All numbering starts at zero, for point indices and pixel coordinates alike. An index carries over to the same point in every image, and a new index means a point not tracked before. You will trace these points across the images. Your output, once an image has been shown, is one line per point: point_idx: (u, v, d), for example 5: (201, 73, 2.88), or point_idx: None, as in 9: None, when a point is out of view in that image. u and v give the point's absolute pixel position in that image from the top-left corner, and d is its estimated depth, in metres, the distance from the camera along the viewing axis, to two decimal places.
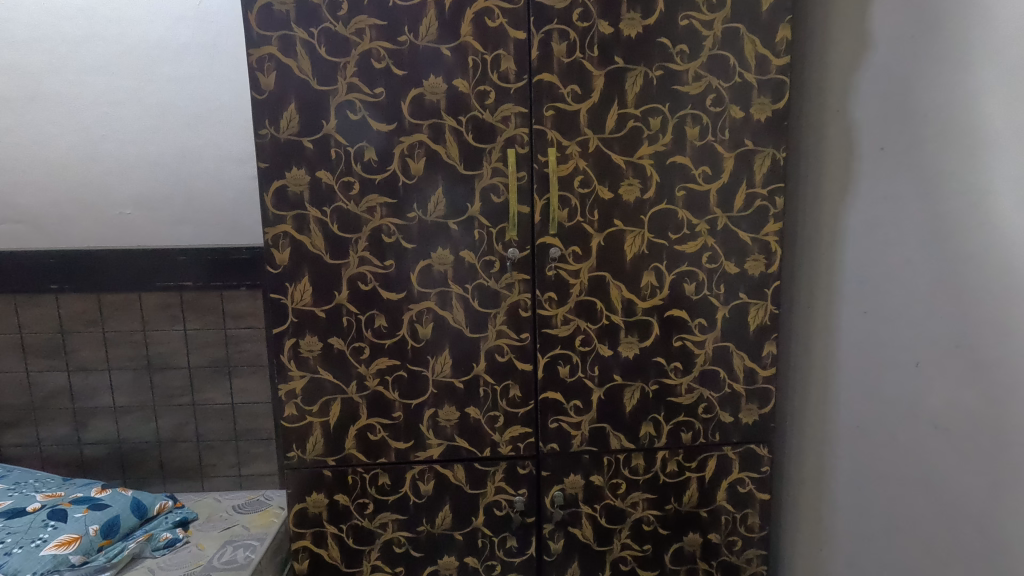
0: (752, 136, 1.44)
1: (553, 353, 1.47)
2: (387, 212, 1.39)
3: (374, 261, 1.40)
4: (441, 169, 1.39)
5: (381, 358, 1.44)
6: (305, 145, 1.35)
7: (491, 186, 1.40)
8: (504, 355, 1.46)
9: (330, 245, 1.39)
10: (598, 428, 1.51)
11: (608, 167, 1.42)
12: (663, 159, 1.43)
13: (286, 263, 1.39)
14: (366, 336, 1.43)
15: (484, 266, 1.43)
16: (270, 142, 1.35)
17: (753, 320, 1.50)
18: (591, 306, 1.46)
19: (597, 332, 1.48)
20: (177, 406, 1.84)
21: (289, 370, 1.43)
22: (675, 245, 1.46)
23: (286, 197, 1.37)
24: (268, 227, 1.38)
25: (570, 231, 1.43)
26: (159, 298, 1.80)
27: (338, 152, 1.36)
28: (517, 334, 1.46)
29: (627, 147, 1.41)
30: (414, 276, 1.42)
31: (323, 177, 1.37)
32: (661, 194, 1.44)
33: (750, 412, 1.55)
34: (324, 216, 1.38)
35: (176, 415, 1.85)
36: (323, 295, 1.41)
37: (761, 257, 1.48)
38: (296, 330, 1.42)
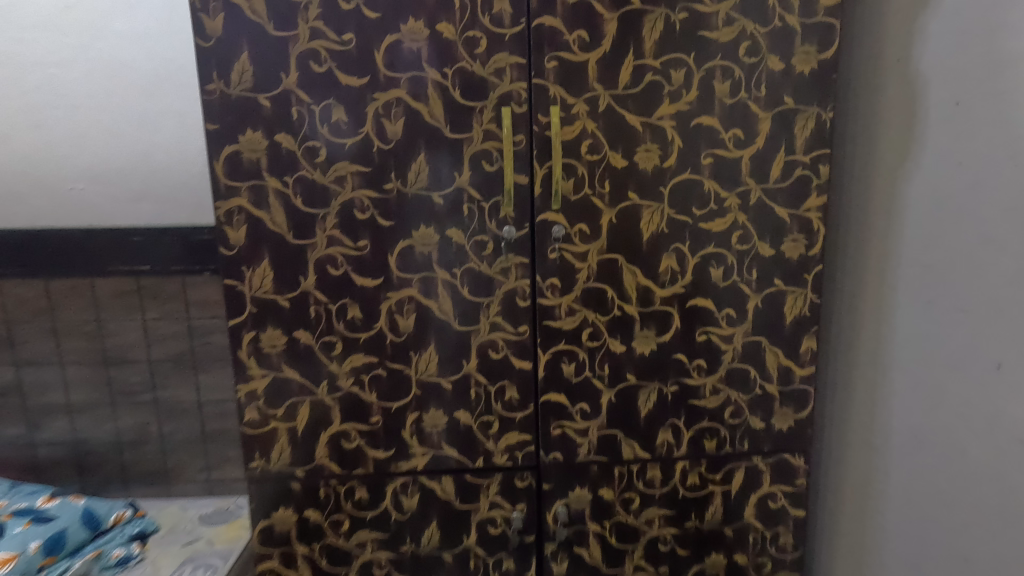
0: (794, 92, 1.20)
1: (556, 349, 1.27)
2: (359, 182, 1.18)
3: (346, 242, 1.20)
4: (423, 131, 1.17)
5: (356, 355, 1.24)
6: (262, 103, 1.14)
7: (483, 152, 1.18)
8: (499, 352, 1.26)
9: (293, 222, 1.18)
10: (608, 435, 1.31)
11: (622, 129, 1.19)
12: (687, 120, 1.20)
13: (242, 243, 1.18)
14: (337, 329, 1.22)
15: (475, 247, 1.22)
16: (220, 100, 1.13)
17: (790, 311, 1.29)
18: (600, 295, 1.25)
19: (607, 325, 1.27)
20: (137, 405, 1.65)
21: (249, 368, 1.23)
22: (700, 223, 1.24)
23: (240, 165, 1.16)
24: (218, 201, 1.17)
25: (576, 205, 1.22)
26: (113, 284, 1.59)
27: (301, 112, 1.15)
28: (514, 327, 1.25)
29: (644, 106, 1.19)
30: (393, 258, 1.21)
31: (283, 142, 1.16)
32: (684, 162, 1.22)
33: (783, 417, 1.34)
34: (286, 188, 1.17)
35: (137, 415, 1.65)
36: (287, 282, 1.20)
37: (801, 236, 1.26)
38: (256, 322, 1.21)
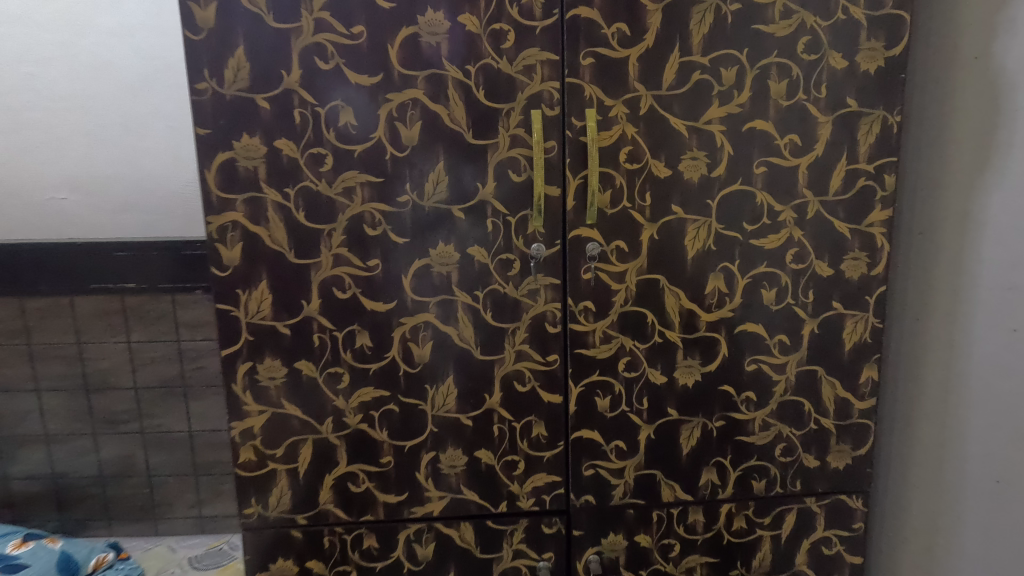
0: (857, 93, 1.07)
1: (590, 380, 1.13)
2: (370, 194, 1.04)
3: (354, 261, 1.06)
4: (442, 137, 1.04)
5: (365, 388, 1.10)
6: (260, 105, 1.00)
7: (510, 160, 1.05)
8: (526, 384, 1.12)
9: (295, 239, 1.04)
10: (645, 476, 1.18)
11: (665, 135, 1.06)
12: (738, 124, 1.07)
13: (237, 262, 1.04)
14: (344, 359, 1.09)
15: (500, 267, 1.08)
16: (211, 101, 0.99)
17: (849, 337, 1.16)
18: (639, 320, 1.12)
19: (646, 354, 1.13)
20: (123, 435, 1.50)
21: (244, 404, 1.09)
22: (751, 240, 1.11)
23: (235, 175, 1.02)
24: (210, 215, 1.03)
25: (613, 220, 1.08)
26: (95, 303, 1.45)
27: (304, 115, 1.01)
28: (542, 356, 1.12)
29: (690, 108, 1.06)
30: (407, 279, 1.07)
31: (284, 148, 1.02)
32: (734, 171, 1.08)
33: (840, 455, 1.20)
34: (286, 201, 1.03)
35: (122, 446, 1.51)
36: (288, 306, 1.06)
37: (863, 254, 1.13)
38: (253, 352, 1.07)
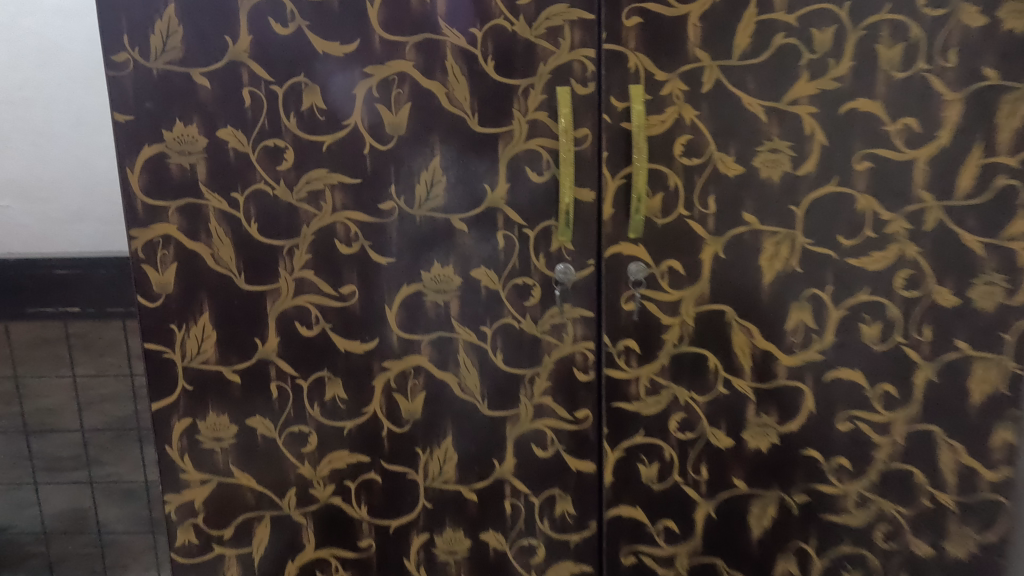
0: (1000, 59, 0.78)
1: (631, 443, 0.87)
2: (344, 199, 0.79)
3: (323, 288, 0.81)
4: (438, 123, 0.78)
5: (339, 453, 0.85)
6: (197, 82, 0.76)
7: (528, 154, 0.79)
8: (548, 447, 0.86)
9: (245, 259, 0.80)
10: (702, 565, 0.90)
11: (735, 119, 0.79)
12: (835, 105, 0.79)
13: (171, 290, 0.80)
14: (311, 415, 0.84)
15: (514, 295, 0.82)
16: (134, 77, 0.75)
17: (979, 388, 0.86)
18: (697, 365, 0.85)
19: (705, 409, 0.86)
20: (70, 486, 1.27)
21: (182, 471, 0.84)
22: (848, 259, 0.83)
23: (165, 175, 0.77)
24: (133, 228, 0.78)
25: (664, 233, 0.82)
26: (33, 331, 1.21)
27: (254, 94, 0.76)
28: (569, 412, 0.85)
29: (769, 83, 0.79)
30: (392, 312, 0.82)
31: (229, 139, 0.77)
32: (828, 167, 0.81)
33: (961, 541, 0.90)
34: (233, 209, 0.78)
35: (68, 499, 1.28)
36: (236, 346, 0.81)
37: (1001, 278, 0.83)
38: (193, 405, 0.82)
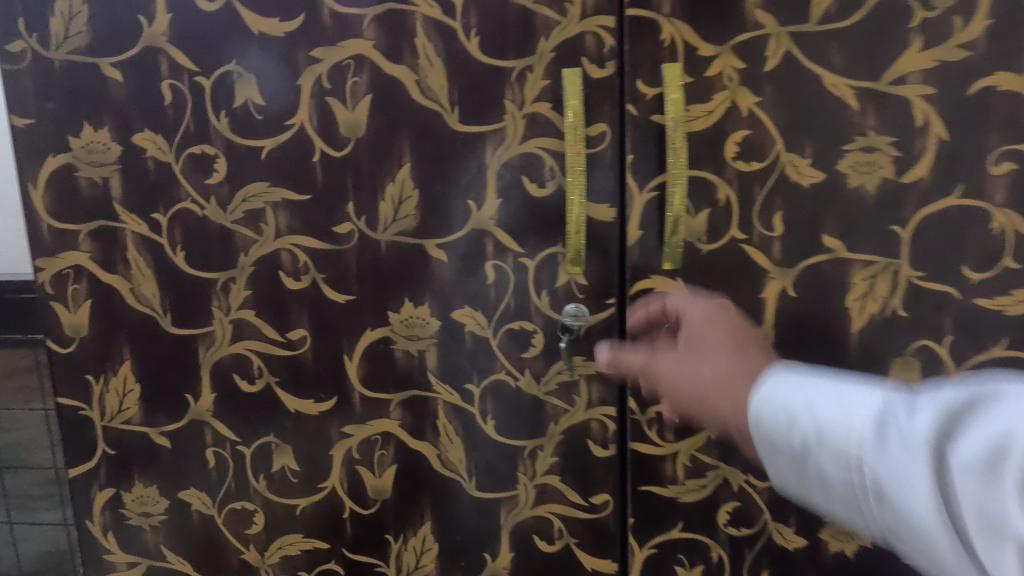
0: None
1: (666, 540, 0.66)
2: (290, 221, 0.62)
3: (267, 333, 0.64)
4: (406, 120, 0.60)
5: (291, 537, 0.68)
6: (106, 75, 0.60)
7: (525, 159, 0.59)
8: (555, 541, 0.66)
9: (172, 295, 0.64)
10: None
11: (813, 107, 0.57)
12: (961, 83, 0.55)
13: (86, 333, 0.65)
14: (255, 490, 0.67)
15: (509, 344, 0.63)
16: (33, 72, 0.60)
17: None
18: (721, 322, 0.54)
19: (725, 347, 0.51)
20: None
21: (106, 552, 0.69)
22: (976, 299, 0.59)
23: (74, 192, 0.62)
24: (38, 257, 0.63)
25: (711, 264, 0.60)
26: None
27: (176, 89, 0.60)
28: (583, 497, 0.65)
29: (863, 55, 0.56)
30: (354, 364, 0.64)
31: (147, 146, 0.61)
32: (950, 171, 0.57)
33: None
34: (156, 234, 0.63)
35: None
36: (164, 403, 0.66)
37: None
38: (116, 474, 0.67)
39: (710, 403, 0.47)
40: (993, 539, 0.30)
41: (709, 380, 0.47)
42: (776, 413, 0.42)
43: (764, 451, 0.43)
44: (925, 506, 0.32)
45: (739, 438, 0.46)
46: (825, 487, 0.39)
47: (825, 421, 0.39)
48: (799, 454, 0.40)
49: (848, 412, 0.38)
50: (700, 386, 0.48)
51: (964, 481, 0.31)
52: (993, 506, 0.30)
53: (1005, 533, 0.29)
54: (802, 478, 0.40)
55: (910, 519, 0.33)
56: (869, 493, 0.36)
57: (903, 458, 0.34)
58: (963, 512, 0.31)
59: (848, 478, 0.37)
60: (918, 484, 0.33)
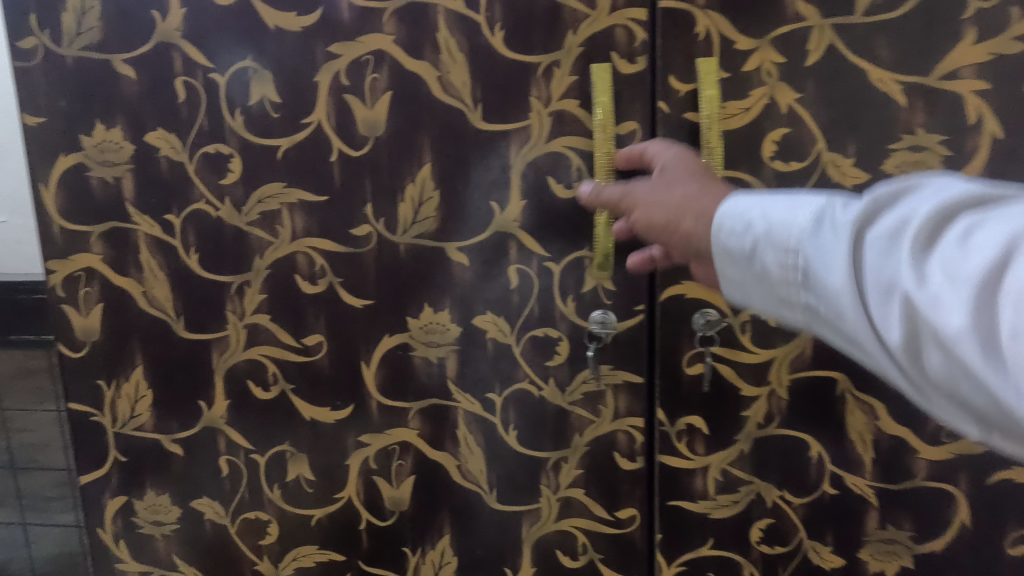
0: None
1: (696, 557, 0.63)
2: (306, 223, 0.60)
3: (282, 338, 0.62)
4: (427, 118, 0.57)
5: (305, 548, 0.66)
6: (119, 72, 0.58)
7: (551, 158, 0.57)
8: (579, 557, 0.63)
9: (185, 299, 0.62)
10: None
11: (857, 103, 0.54)
12: (1018, 77, 0.52)
13: (98, 337, 0.63)
14: (269, 499, 0.65)
15: (532, 352, 0.60)
16: (45, 69, 0.59)
17: None
18: (682, 163, 0.48)
19: (690, 178, 0.46)
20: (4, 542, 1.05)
21: (118, 561, 0.68)
22: None
23: (85, 193, 0.61)
24: (50, 259, 0.62)
25: None
26: None
27: (190, 86, 0.58)
28: (609, 511, 0.62)
29: (912, 48, 0.52)
30: (371, 371, 0.62)
31: (160, 145, 0.59)
32: (1004, 172, 0.53)
33: None
34: (169, 236, 0.61)
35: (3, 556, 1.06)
36: (177, 409, 0.64)
37: None
38: (128, 481, 0.66)
39: (675, 223, 0.43)
40: (887, 299, 0.31)
41: (677, 196, 0.43)
42: (730, 225, 0.39)
43: (713, 260, 0.40)
44: (838, 278, 0.33)
45: (692, 255, 0.44)
46: (752, 282, 0.38)
47: (767, 216, 0.37)
48: (738, 253, 0.38)
49: (786, 206, 0.36)
50: (666, 202, 0.44)
51: (877, 252, 0.31)
52: (894, 271, 0.31)
53: (899, 293, 0.30)
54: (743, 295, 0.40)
55: (824, 294, 0.34)
56: (791, 275, 0.36)
57: (828, 240, 0.33)
58: (869, 277, 0.32)
59: (775, 266, 0.36)
60: (838, 257, 0.33)
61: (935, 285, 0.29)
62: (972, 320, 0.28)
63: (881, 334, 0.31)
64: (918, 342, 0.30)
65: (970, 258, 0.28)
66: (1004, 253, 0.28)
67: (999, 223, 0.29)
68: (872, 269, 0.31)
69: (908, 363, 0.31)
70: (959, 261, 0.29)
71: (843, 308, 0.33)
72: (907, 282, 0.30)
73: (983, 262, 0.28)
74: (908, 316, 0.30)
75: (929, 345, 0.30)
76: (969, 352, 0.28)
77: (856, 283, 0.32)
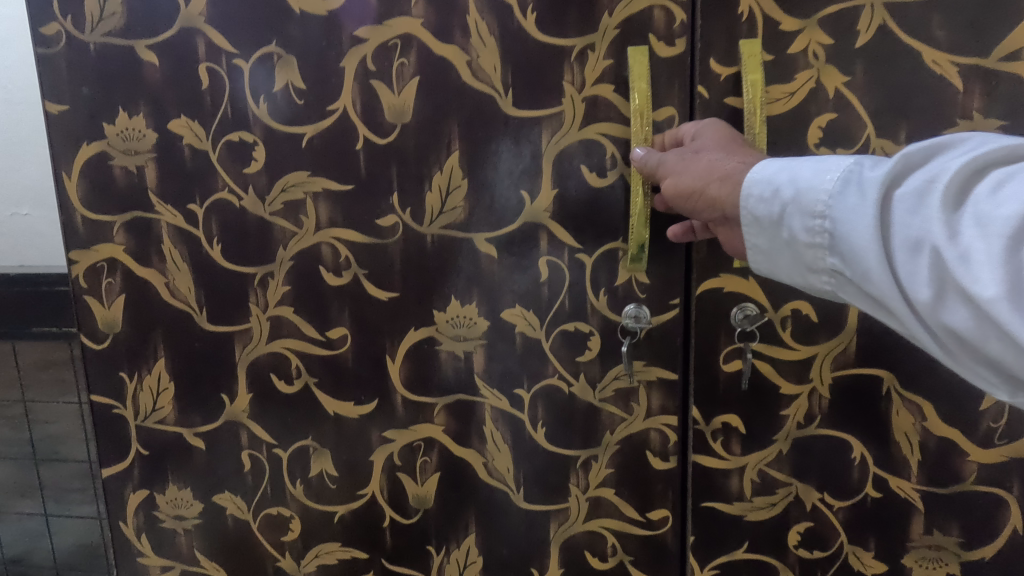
0: None
1: (730, 561, 0.60)
2: (331, 213, 0.58)
3: (306, 331, 0.61)
4: (456, 104, 0.55)
5: (327, 545, 0.65)
6: (142, 58, 0.57)
7: (584, 146, 0.55)
8: (608, 558, 0.61)
9: (207, 290, 0.61)
10: None
11: (910, 86, 0.51)
12: None
13: (119, 328, 0.62)
14: (292, 495, 0.64)
15: (562, 346, 0.58)
16: (67, 56, 0.58)
17: None
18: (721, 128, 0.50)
19: (724, 143, 0.48)
20: (27, 532, 1.06)
21: (139, 555, 0.67)
22: None
23: (108, 182, 0.60)
24: (73, 250, 0.61)
25: None
26: None
27: (214, 72, 0.57)
28: (640, 512, 0.60)
29: (971, 27, 0.49)
30: (396, 365, 0.60)
31: (183, 133, 0.58)
32: None
33: None
34: (192, 226, 0.60)
35: (25, 547, 1.07)
36: (199, 402, 0.63)
37: None
38: (150, 474, 0.65)
39: (701, 189, 0.46)
40: (914, 255, 0.34)
41: (704, 163, 0.46)
42: (764, 191, 0.41)
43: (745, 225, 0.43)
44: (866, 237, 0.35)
45: (719, 219, 0.47)
46: (787, 242, 0.41)
47: (800, 181, 0.39)
48: (774, 217, 0.41)
49: (819, 170, 0.39)
50: (695, 169, 0.47)
51: (904, 209, 0.34)
52: (921, 226, 0.33)
53: (925, 245, 0.33)
54: (774, 258, 0.43)
55: (853, 251, 0.37)
56: (823, 236, 0.38)
57: (857, 201, 0.36)
58: (896, 235, 0.35)
59: (808, 228, 0.39)
60: (866, 216, 0.35)
61: (960, 237, 0.32)
62: (994, 269, 0.31)
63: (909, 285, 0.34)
64: (944, 291, 0.33)
65: (991, 209, 0.31)
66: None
67: (1021, 179, 0.32)
68: (899, 226, 0.34)
69: (932, 309, 0.34)
70: (980, 216, 0.32)
71: (872, 263, 0.36)
72: (932, 235, 0.33)
73: (1006, 213, 0.31)
74: (934, 267, 0.33)
75: (953, 292, 0.33)
76: (997, 307, 0.30)
77: (885, 238, 0.35)
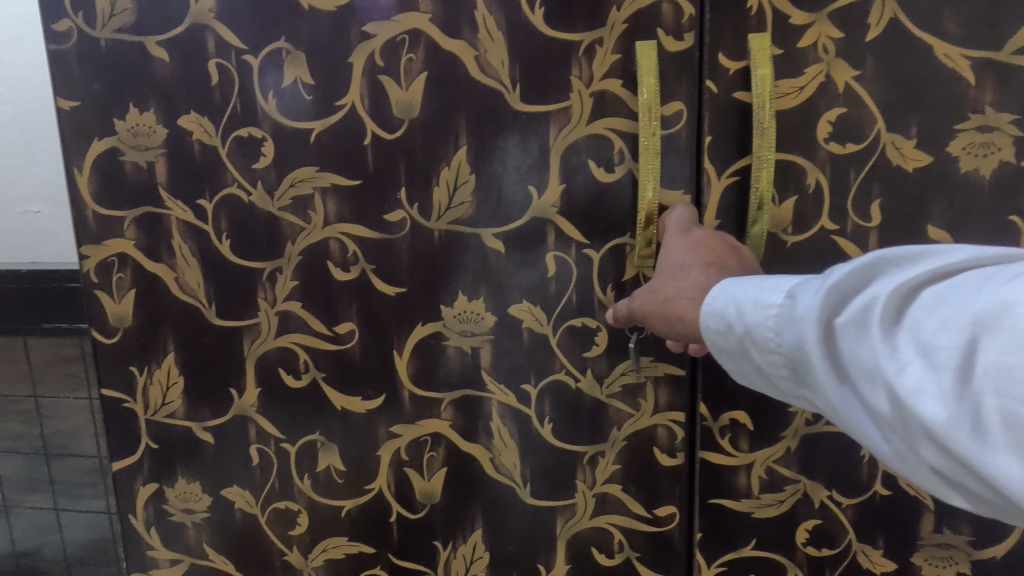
0: None
1: (737, 559, 0.60)
2: (339, 208, 0.58)
3: (314, 326, 0.61)
4: (463, 100, 0.55)
5: (335, 539, 0.65)
6: (152, 54, 0.57)
7: (591, 141, 0.55)
8: (615, 555, 0.61)
9: (216, 286, 0.61)
10: None
11: (921, 81, 0.50)
12: None
13: (129, 323, 0.63)
14: (299, 489, 0.64)
15: (569, 342, 0.58)
16: (79, 52, 0.58)
17: None
18: (704, 246, 0.49)
19: (677, 264, 0.49)
20: (38, 526, 1.07)
21: (149, 548, 0.67)
22: None
23: (118, 177, 0.60)
24: (83, 245, 0.61)
25: (797, 257, 0.54)
26: None
27: (223, 68, 0.57)
28: (647, 509, 0.60)
29: (983, 20, 0.49)
30: (403, 361, 0.60)
31: (192, 129, 0.58)
32: None
33: None
34: (201, 221, 0.60)
35: (37, 540, 1.07)
36: (208, 397, 0.63)
37: None
38: (159, 468, 0.65)
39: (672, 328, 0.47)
40: (873, 391, 0.30)
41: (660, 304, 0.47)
42: (718, 323, 0.39)
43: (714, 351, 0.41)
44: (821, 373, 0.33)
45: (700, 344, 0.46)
46: (753, 369, 0.39)
47: (746, 310, 0.37)
48: (734, 346, 0.39)
49: (761, 298, 0.36)
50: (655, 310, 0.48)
51: (851, 342, 0.31)
52: (869, 360, 0.30)
53: (879, 381, 0.30)
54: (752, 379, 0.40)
55: (815, 385, 0.34)
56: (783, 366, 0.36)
57: (801, 334, 0.33)
58: (851, 369, 0.31)
59: (767, 358, 0.36)
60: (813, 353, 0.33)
61: (907, 371, 0.29)
62: (954, 409, 0.27)
63: (883, 427, 0.31)
64: (912, 431, 0.29)
65: (931, 339, 0.28)
66: (963, 331, 0.27)
67: (958, 298, 0.28)
68: (848, 360, 0.31)
69: (914, 451, 0.30)
70: (925, 349, 0.28)
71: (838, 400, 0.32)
72: (884, 373, 0.30)
73: (948, 345, 0.27)
74: (893, 403, 0.30)
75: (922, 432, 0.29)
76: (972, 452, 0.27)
77: (842, 376, 0.32)
